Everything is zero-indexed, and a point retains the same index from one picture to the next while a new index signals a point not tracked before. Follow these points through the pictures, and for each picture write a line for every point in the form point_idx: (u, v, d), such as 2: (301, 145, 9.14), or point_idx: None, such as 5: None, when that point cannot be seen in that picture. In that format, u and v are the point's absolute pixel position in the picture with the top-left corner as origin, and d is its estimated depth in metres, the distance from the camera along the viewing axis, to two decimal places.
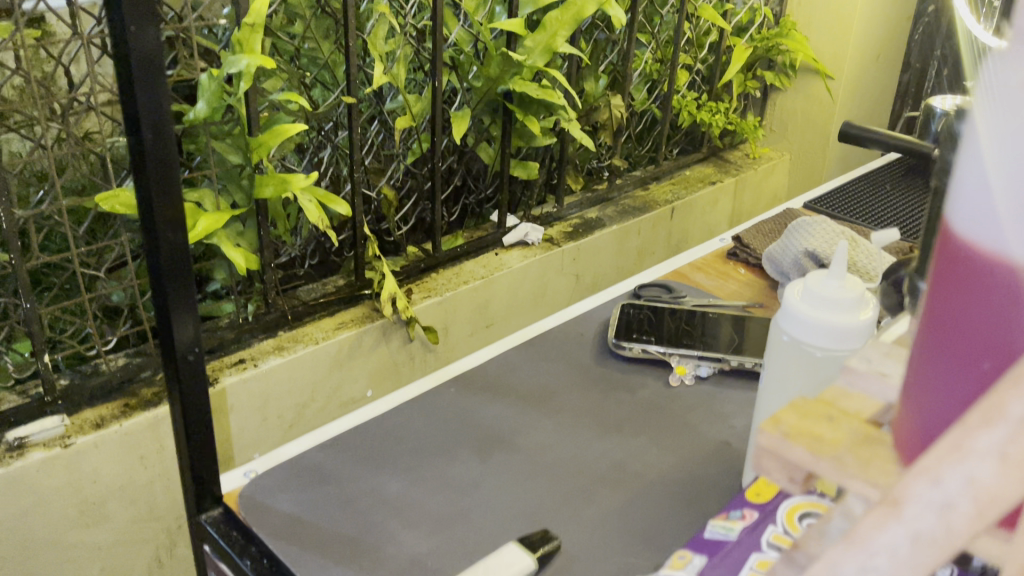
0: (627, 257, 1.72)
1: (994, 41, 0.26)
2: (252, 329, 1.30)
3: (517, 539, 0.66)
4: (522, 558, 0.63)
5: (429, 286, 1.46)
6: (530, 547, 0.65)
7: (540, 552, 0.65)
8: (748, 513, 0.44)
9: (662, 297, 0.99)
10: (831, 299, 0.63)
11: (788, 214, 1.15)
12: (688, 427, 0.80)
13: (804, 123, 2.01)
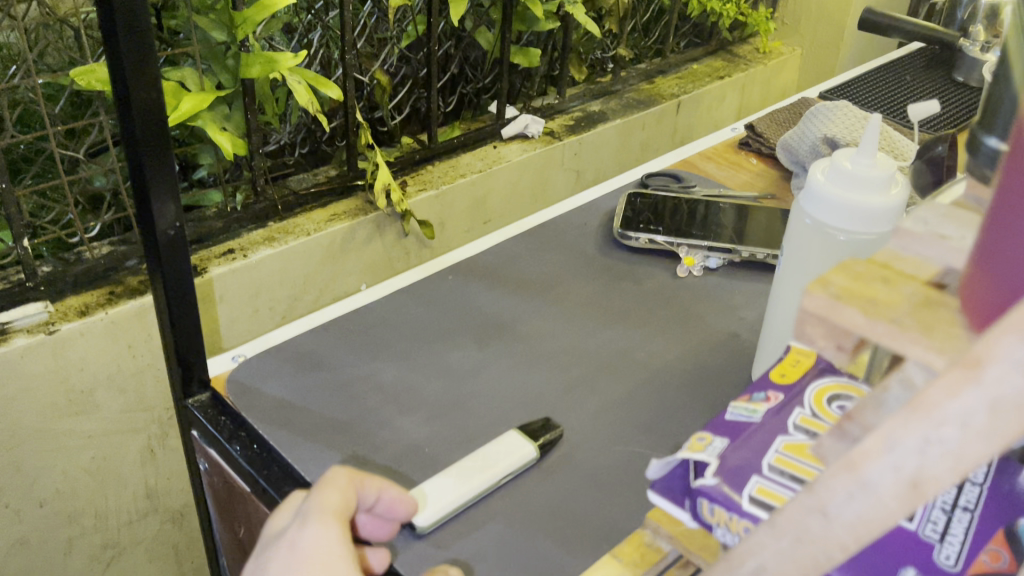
0: (630, 153, 1.66)
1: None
2: (241, 219, 1.26)
3: (518, 427, 0.64)
4: (523, 446, 0.61)
5: (425, 179, 1.40)
6: (531, 434, 0.62)
7: (542, 441, 0.62)
8: (774, 394, 0.42)
9: (671, 186, 0.94)
10: (859, 179, 0.58)
11: (804, 103, 1.09)
12: (696, 318, 0.77)
13: (818, 15, 1.91)
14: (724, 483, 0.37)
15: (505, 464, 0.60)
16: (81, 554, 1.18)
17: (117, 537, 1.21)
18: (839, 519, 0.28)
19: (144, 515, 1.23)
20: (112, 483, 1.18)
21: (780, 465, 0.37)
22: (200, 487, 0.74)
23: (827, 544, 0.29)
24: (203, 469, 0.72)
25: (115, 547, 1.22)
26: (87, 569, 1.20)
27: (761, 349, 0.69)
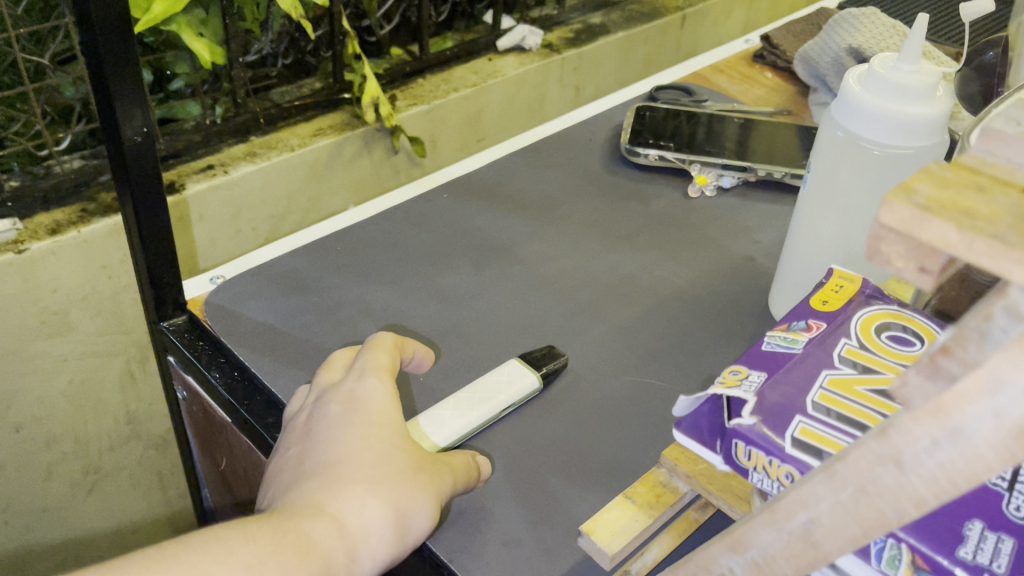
0: (631, 68, 1.58)
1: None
2: (221, 132, 1.19)
3: (519, 355, 0.59)
4: (525, 375, 0.56)
5: (415, 93, 1.33)
6: (533, 361, 0.58)
7: (545, 369, 0.58)
8: (815, 323, 0.38)
9: (681, 100, 0.88)
10: (896, 87, 0.52)
11: (823, 14, 1.02)
12: (708, 240, 0.72)
13: None
14: (763, 423, 0.33)
15: (507, 390, 0.55)
16: (60, 479, 1.15)
17: (98, 462, 1.18)
18: (917, 470, 0.24)
19: (126, 440, 1.20)
20: (91, 407, 1.14)
21: (826, 403, 0.33)
22: (179, 415, 0.70)
23: (898, 497, 0.25)
24: (181, 397, 0.67)
25: (96, 472, 1.19)
26: (68, 494, 1.17)
27: (781, 276, 0.64)
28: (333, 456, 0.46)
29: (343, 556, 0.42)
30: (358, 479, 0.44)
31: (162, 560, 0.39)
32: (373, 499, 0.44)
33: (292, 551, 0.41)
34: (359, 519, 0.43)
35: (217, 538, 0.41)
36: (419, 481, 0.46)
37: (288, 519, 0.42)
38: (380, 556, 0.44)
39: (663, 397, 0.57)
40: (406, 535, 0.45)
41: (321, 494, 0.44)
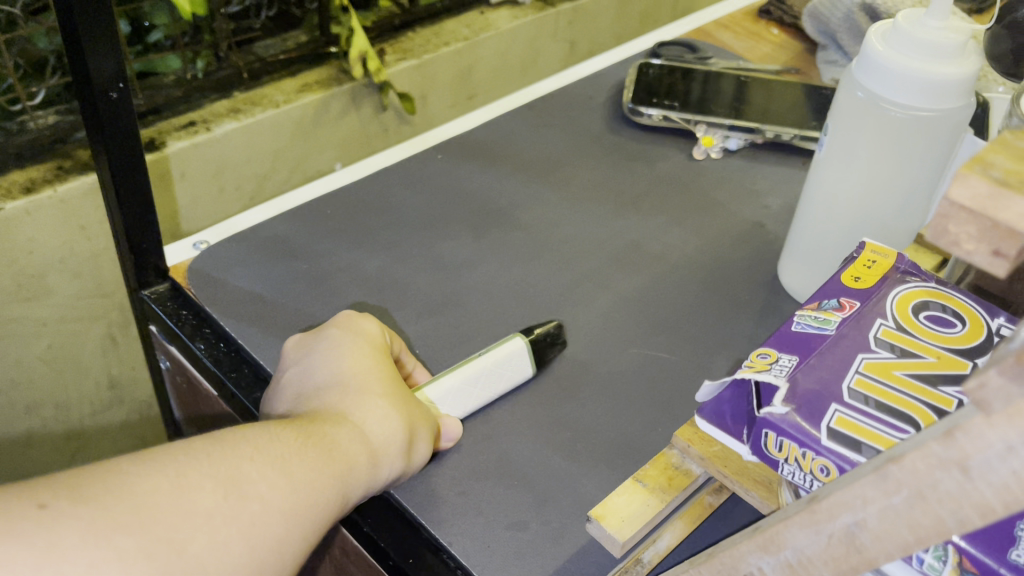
0: (627, 23, 1.53)
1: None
2: (202, 87, 1.15)
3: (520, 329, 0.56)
4: (512, 341, 0.53)
5: (405, 47, 1.28)
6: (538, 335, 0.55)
7: (536, 334, 0.54)
8: (848, 302, 0.35)
9: (685, 57, 0.84)
10: (922, 44, 0.48)
11: None
12: (713, 206, 0.69)
13: None
14: (796, 412, 0.30)
15: (511, 379, 0.53)
16: (42, 445, 1.13)
17: (80, 428, 1.16)
18: (985, 477, 0.21)
19: (110, 406, 1.18)
20: (72, 372, 1.11)
21: (862, 391, 0.31)
22: (163, 385, 0.67)
23: (960, 504, 0.22)
24: (164, 367, 0.64)
25: (78, 438, 1.16)
26: (51, 459, 1.14)
27: (792, 245, 0.61)
28: (344, 379, 0.48)
29: (364, 462, 0.44)
30: (371, 398, 0.47)
31: (192, 455, 0.39)
32: (386, 414, 0.47)
33: (318, 450, 0.43)
34: (376, 429, 0.46)
35: (247, 434, 0.42)
36: (423, 408, 0.49)
37: (313, 424, 0.44)
38: (395, 471, 0.46)
39: (670, 370, 0.55)
40: (419, 453, 0.47)
41: (339, 410, 0.46)
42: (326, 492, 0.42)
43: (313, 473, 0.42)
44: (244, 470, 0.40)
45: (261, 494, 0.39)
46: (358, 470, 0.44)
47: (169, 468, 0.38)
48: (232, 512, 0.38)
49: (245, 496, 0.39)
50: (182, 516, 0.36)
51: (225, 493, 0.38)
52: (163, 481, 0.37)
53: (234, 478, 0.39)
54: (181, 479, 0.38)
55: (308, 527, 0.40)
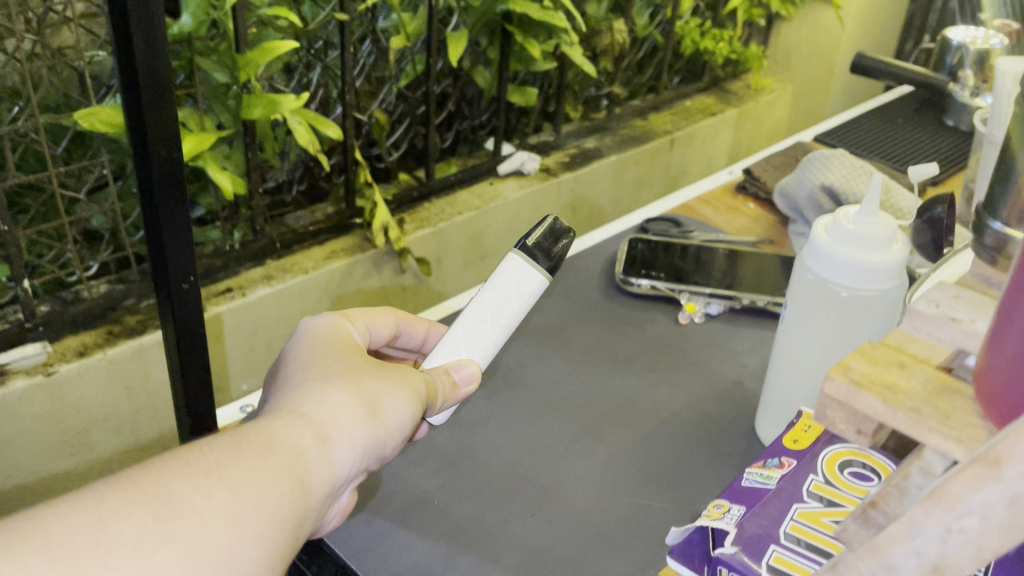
0: (625, 189, 1.67)
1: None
2: (240, 257, 1.26)
3: (519, 241, 0.54)
4: (509, 260, 0.53)
5: (422, 216, 1.41)
6: (545, 253, 0.53)
7: (533, 241, 0.53)
8: (787, 462, 0.45)
9: (670, 231, 0.95)
10: (860, 237, 0.59)
11: (800, 146, 1.10)
12: (699, 367, 0.78)
13: (811, 54, 1.89)
14: (743, 552, 0.38)
15: (520, 304, 0.53)
16: None
17: None
18: None
19: None
20: None
21: (795, 534, 0.39)
22: None
23: None
24: None
25: None
26: None
27: (765, 403, 0.69)
28: (293, 376, 0.51)
29: (315, 445, 0.46)
30: (315, 383, 0.49)
31: (118, 482, 0.40)
32: (331, 391, 0.49)
33: (260, 443, 0.44)
34: (322, 411, 0.48)
35: (179, 450, 0.43)
36: (376, 378, 0.51)
37: (257, 422, 0.46)
38: (356, 441, 0.48)
39: (660, 517, 0.62)
40: (375, 419, 0.49)
41: (286, 401, 0.48)
42: (276, 484, 0.43)
43: (257, 468, 0.43)
44: (178, 488, 0.40)
45: (197, 507, 0.40)
46: (312, 454, 0.46)
47: (88, 502, 0.38)
48: (164, 535, 0.39)
49: (179, 515, 0.39)
50: (104, 554, 0.37)
51: (156, 517, 0.39)
52: (82, 517, 0.38)
53: (165, 499, 0.40)
54: (102, 511, 0.38)
55: (263, 522, 0.42)
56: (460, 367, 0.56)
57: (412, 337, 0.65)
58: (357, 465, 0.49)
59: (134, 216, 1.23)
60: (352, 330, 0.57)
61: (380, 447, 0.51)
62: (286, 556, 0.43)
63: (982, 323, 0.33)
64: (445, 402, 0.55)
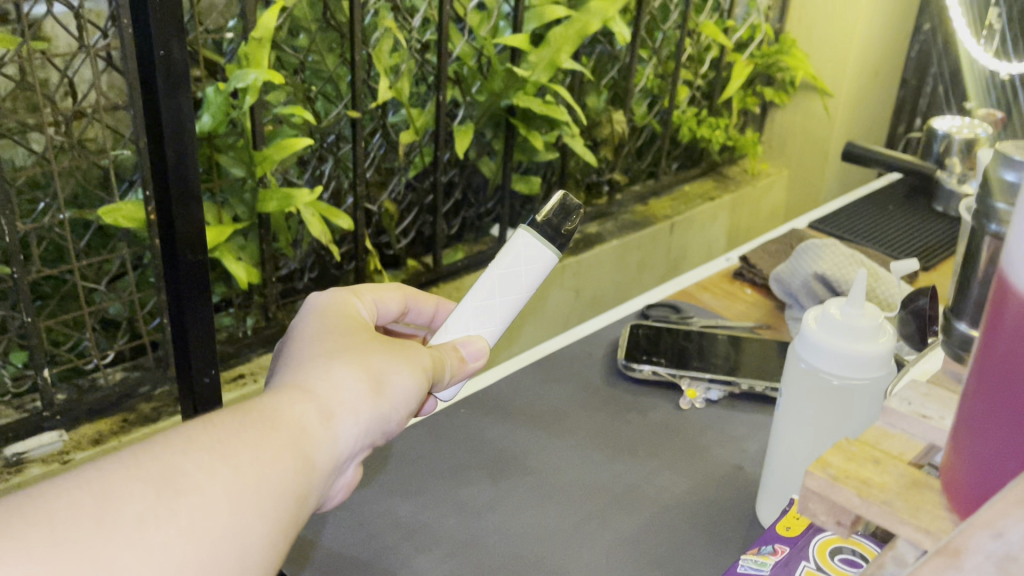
0: (626, 272, 1.71)
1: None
2: (251, 343, 1.31)
3: (530, 220, 0.57)
4: (520, 236, 0.57)
5: None
6: (554, 228, 0.57)
7: (544, 218, 0.57)
8: (780, 547, 0.49)
9: (670, 317, 0.98)
10: (849, 328, 0.62)
11: (794, 233, 1.15)
12: (700, 451, 0.80)
13: (804, 140, 1.96)
14: None
15: (531, 280, 0.57)
16: None
17: None
18: None
19: None
20: None
21: None
22: None
23: None
24: None
25: None
26: None
27: (765, 488, 0.71)
28: (298, 354, 0.51)
29: (319, 422, 0.47)
30: (321, 360, 0.50)
31: (120, 459, 0.40)
32: (335, 368, 0.50)
33: (263, 420, 0.44)
34: (327, 388, 0.48)
35: (180, 428, 0.43)
36: (382, 356, 0.52)
37: (261, 398, 0.46)
38: (360, 418, 0.49)
39: None
40: (381, 394, 0.50)
41: (291, 379, 0.49)
42: (280, 460, 0.43)
43: (259, 446, 0.43)
44: (181, 466, 0.40)
45: (200, 485, 0.40)
46: (315, 431, 0.46)
47: (90, 482, 0.38)
48: (165, 511, 0.39)
49: (181, 493, 0.39)
50: (106, 530, 0.37)
51: (156, 493, 0.39)
52: (85, 495, 0.38)
53: (167, 476, 0.40)
54: (103, 489, 0.38)
55: (265, 499, 0.42)
56: (469, 342, 0.58)
57: (420, 313, 0.68)
58: (364, 441, 0.50)
59: (150, 305, 1.26)
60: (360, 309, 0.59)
61: (387, 423, 0.51)
62: (291, 531, 0.44)
63: (948, 419, 0.41)
64: (453, 377, 0.57)
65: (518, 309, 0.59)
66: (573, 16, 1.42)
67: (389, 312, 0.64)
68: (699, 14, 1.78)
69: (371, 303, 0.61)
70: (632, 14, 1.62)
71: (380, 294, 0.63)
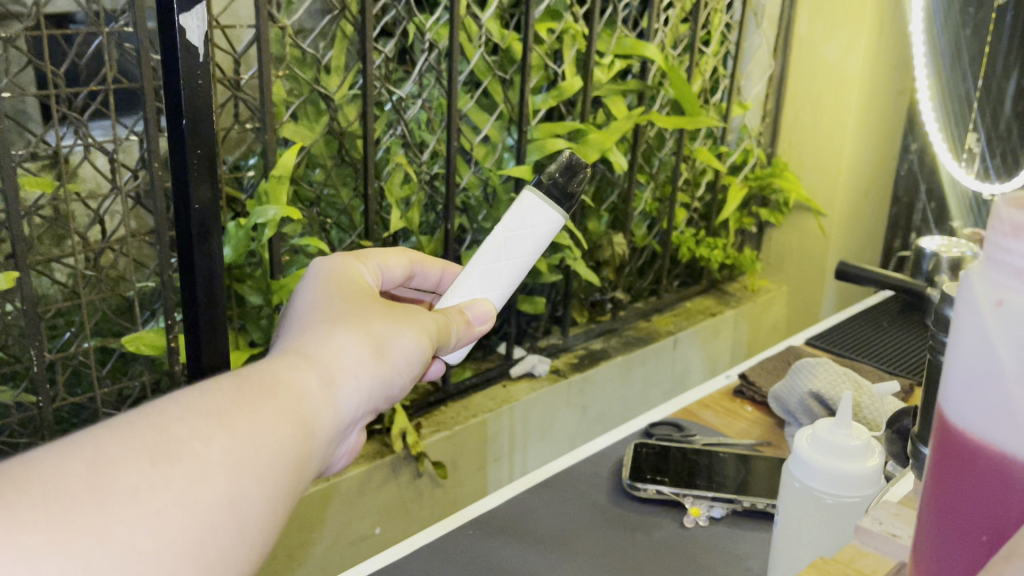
0: (632, 388, 1.74)
1: (973, 263, 0.38)
2: None
3: (533, 181, 0.63)
4: (525, 200, 0.62)
5: (438, 420, 1.48)
6: (556, 189, 0.62)
7: (547, 179, 0.62)
8: None
9: (672, 435, 1.01)
10: (837, 447, 0.65)
11: (791, 351, 1.18)
12: (704, 569, 0.81)
13: (800, 256, 2.02)
14: None
15: (535, 241, 0.62)
16: None
17: None
18: None
19: None
20: None
21: None
22: None
23: None
24: None
25: None
26: None
27: None
28: (301, 321, 0.53)
29: (318, 387, 0.48)
30: (318, 332, 0.51)
31: (112, 427, 0.39)
32: (336, 336, 0.52)
33: (264, 385, 0.46)
34: (329, 353, 0.50)
35: (180, 394, 0.43)
36: (383, 324, 0.54)
37: (263, 363, 0.47)
38: (360, 382, 0.51)
39: None
40: (381, 359, 0.53)
41: (292, 345, 0.50)
42: (278, 425, 0.44)
43: (259, 412, 0.44)
44: (177, 433, 0.41)
45: (197, 452, 0.40)
46: (318, 394, 0.48)
47: (85, 449, 0.38)
48: (161, 480, 0.39)
49: (176, 462, 0.39)
50: (101, 501, 0.37)
51: (154, 461, 0.39)
52: (78, 463, 0.38)
53: (163, 443, 0.40)
54: (99, 458, 0.38)
55: (264, 462, 0.43)
56: (474, 306, 0.64)
57: (426, 276, 0.74)
58: (362, 406, 0.51)
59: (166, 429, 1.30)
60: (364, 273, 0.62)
61: (383, 388, 0.53)
62: (291, 494, 0.45)
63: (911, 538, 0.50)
64: (458, 339, 0.62)
65: (522, 271, 0.64)
66: (573, 147, 1.51)
67: (394, 275, 0.69)
68: (693, 141, 1.88)
69: (375, 269, 0.66)
70: (629, 143, 1.71)
71: (384, 258, 0.68)
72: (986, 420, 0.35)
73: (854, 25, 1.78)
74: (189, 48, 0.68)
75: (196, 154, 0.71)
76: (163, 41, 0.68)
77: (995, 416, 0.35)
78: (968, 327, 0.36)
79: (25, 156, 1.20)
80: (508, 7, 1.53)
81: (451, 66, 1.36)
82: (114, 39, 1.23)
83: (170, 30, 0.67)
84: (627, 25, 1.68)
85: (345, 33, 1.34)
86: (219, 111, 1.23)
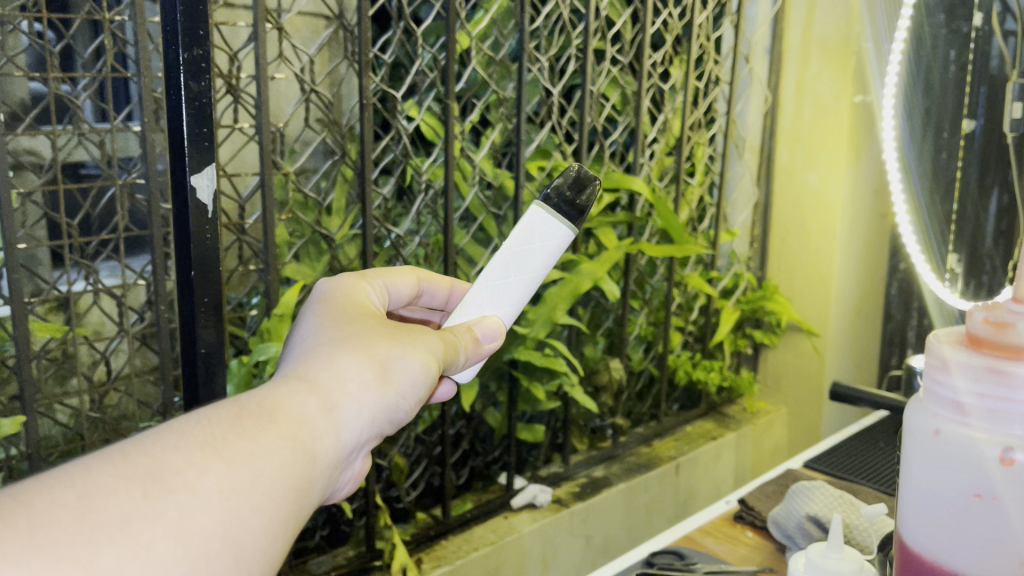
0: (637, 515, 1.72)
1: (915, 393, 0.51)
2: None
3: (543, 198, 0.58)
4: (533, 212, 0.58)
5: (439, 555, 1.46)
6: (566, 200, 0.58)
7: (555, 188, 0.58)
8: None
9: (674, 564, 0.99)
10: (831, 572, 0.65)
11: (789, 474, 1.19)
12: None
13: (796, 377, 2.04)
14: None
15: (544, 258, 0.59)
16: None
17: None
18: None
19: None
20: None
21: None
22: None
23: None
24: None
25: None
26: None
27: None
28: (306, 344, 0.52)
29: (318, 414, 0.47)
30: (321, 355, 0.50)
31: (104, 458, 0.39)
32: (340, 359, 0.50)
33: (260, 412, 0.45)
34: (331, 378, 0.49)
35: (176, 423, 0.42)
36: (391, 344, 0.53)
37: (262, 389, 0.46)
38: (364, 406, 0.49)
39: None
40: (387, 381, 0.51)
41: (293, 370, 0.49)
42: (275, 454, 0.43)
43: (252, 439, 0.43)
44: (170, 461, 0.40)
45: (190, 481, 0.40)
46: (317, 421, 0.46)
47: (76, 481, 0.38)
48: (152, 508, 0.38)
49: (169, 490, 0.39)
50: (88, 532, 0.37)
51: (144, 492, 0.38)
52: (68, 494, 0.38)
53: (156, 473, 0.39)
54: (88, 489, 0.38)
55: (258, 492, 0.42)
56: (482, 323, 0.61)
57: (434, 294, 0.75)
58: (367, 430, 0.50)
59: None
60: (367, 291, 0.62)
61: (392, 412, 0.52)
62: (291, 523, 0.44)
63: None
64: (468, 358, 0.59)
65: (531, 287, 0.60)
66: (566, 277, 1.56)
67: (401, 294, 0.70)
68: (682, 267, 1.94)
69: (381, 288, 0.67)
70: (621, 270, 1.76)
71: (393, 277, 0.69)
72: (935, 532, 0.48)
73: (829, 153, 1.85)
74: (199, 205, 0.73)
75: (205, 301, 0.74)
76: (176, 197, 0.73)
77: (945, 522, 0.47)
78: (916, 449, 0.49)
79: (38, 303, 1.26)
80: (500, 147, 1.62)
81: (446, 204, 1.41)
82: (126, 189, 1.31)
83: (183, 186, 0.72)
84: (614, 160, 1.77)
85: (346, 176, 1.41)
86: (224, 254, 1.29)
